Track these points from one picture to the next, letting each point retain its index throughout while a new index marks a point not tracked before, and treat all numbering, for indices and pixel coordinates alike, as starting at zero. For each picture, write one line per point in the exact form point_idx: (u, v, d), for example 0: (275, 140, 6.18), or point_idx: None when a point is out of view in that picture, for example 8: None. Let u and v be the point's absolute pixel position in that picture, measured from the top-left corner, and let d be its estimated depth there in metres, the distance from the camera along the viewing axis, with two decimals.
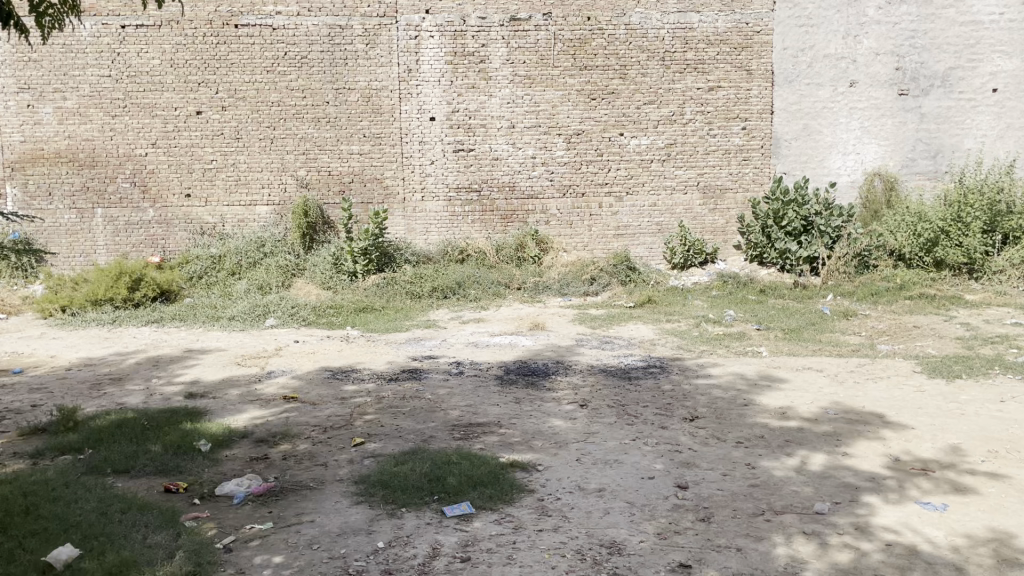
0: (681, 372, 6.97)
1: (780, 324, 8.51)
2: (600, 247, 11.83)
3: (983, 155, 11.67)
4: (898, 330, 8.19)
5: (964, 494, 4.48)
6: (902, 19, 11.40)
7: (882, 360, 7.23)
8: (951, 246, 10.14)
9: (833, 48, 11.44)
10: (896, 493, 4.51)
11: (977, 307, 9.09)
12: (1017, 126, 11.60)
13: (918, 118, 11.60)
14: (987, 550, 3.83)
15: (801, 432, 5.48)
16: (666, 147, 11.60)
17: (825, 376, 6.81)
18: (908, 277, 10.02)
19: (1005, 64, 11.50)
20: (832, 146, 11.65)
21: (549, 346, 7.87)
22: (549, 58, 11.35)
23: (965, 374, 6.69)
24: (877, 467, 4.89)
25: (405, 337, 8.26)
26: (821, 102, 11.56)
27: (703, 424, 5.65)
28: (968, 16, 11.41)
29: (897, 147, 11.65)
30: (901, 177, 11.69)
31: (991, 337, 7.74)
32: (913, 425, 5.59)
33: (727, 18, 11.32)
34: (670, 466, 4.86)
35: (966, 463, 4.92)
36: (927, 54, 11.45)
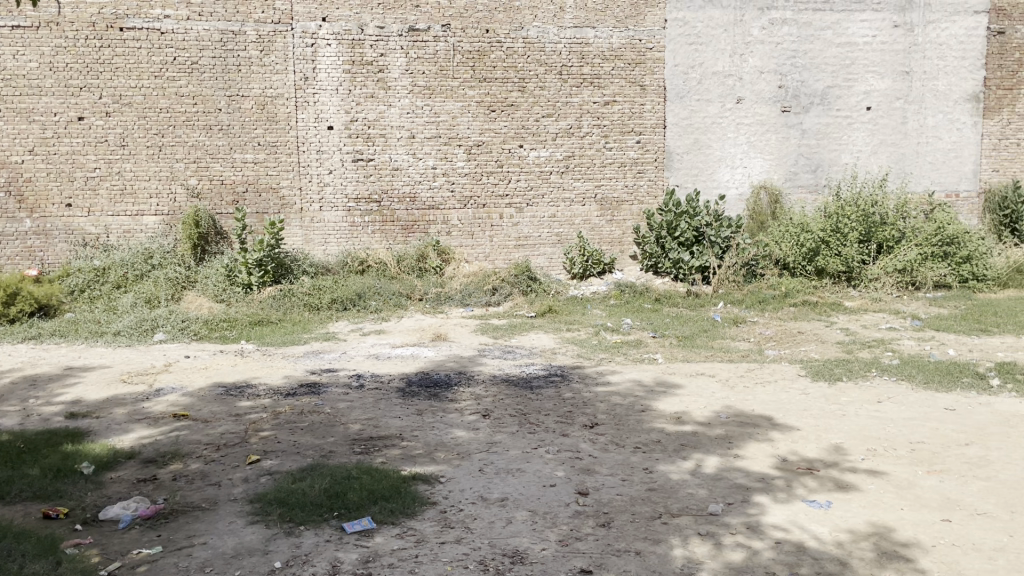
0: (581, 380, 7.09)
1: (674, 331, 8.77)
2: (501, 258, 11.91)
3: (858, 169, 12.40)
4: (784, 336, 8.57)
5: (846, 491, 4.72)
6: (783, 40, 11.99)
7: (769, 364, 7.55)
8: (831, 255, 10.72)
9: (721, 66, 11.92)
10: (785, 493, 4.70)
11: (855, 313, 9.62)
12: (889, 142, 12.40)
13: (800, 134, 12.21)
14: (868, 545, 4.05)
15: (695, 436, 5.65)
16: (565, 159, 11.79)
17: (717, 381, 7.05)
18: (791, 285, 10.52)
19: (878, 84, 12.25)
20: (720, 160, 12.13)
21: (451, 357, 7.87)
22: (448, 69, 11.36)
23: (845, 376, 7.07)
24: (766, 468, 5.10)
25: (303, 350, 8.09)
26: (710, 118, 12.02)
27: (602, 430, 5.76)
28: (845, 38, 12.09)
29: (780, 161, 12.23)
30: (785, 190, 12.28)
31: (868, 341, 8.21)
32: (799, 426, 5.86)
33: (620, 34, 11.62)
34: (571, 473, 4.93)
35: (848, 462, 5.19)
36: (808, 73, 12.09)
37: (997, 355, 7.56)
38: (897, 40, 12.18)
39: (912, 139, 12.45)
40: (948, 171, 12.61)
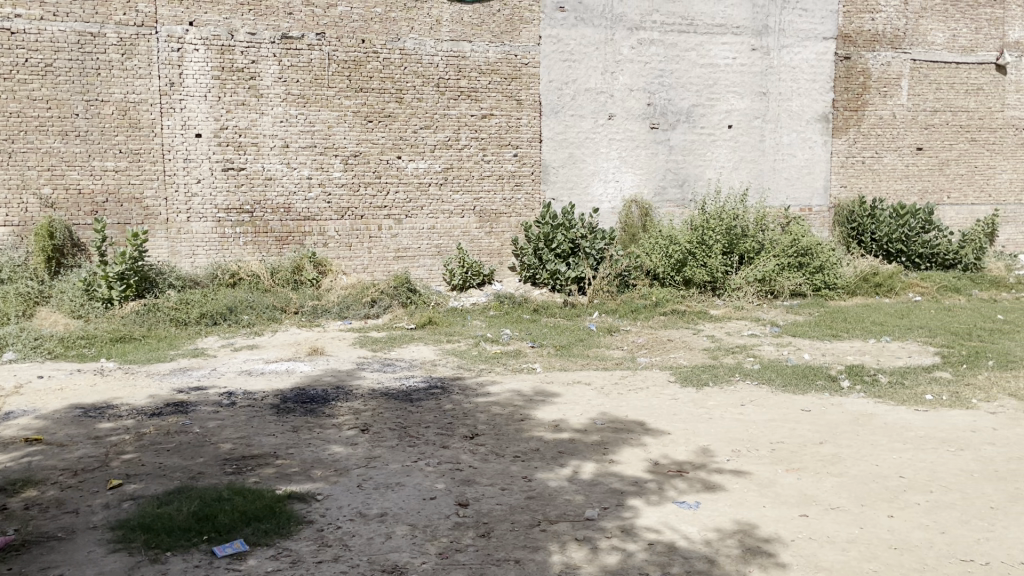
0: (462, 391, 7.10)
1: (552, 341, 8.94)
2: (380, 270, 11.77)
3: (721, 184, 13.05)
4: (655, 344, 8.89)
5: (713, 492, 4.94)
6: (651, 59, 12.48)
7: (640, 371, 7.82)
8: (698, 266, 11.22)
9: (593, 83, 12.27)
10: (657, 495, 4.88)
11: (720, 321, 10.10)
12: (749, 159, 13.12)
13: (667, 150, 12.73)
14: (733, 541, 4.26)
15: (572, 443, 5.78)
16: (443, 171, 11.82)
17: (593, 389, 7.23)
18: (662, 294, 10.91)
19: (738, 103, 12.94)
20: (594, 174, 12.47)
21: (327, 371, 7.72)
22: (322, 78, 11.18)
23: (711, 381, 7.41)
24: (640, 471, 5.27)
25: (170, 368, 7.74)
26: (584, 133, 12.35)
27: (482, 441, 5.79)
28: (707, 59, 12.71)
29: (650, 176, 12.71)
30: (654, 204, 12.77)
31: (732, 347, 8.65)
32: (669, 430, 6.09)
33: (497, 49, 11.78)
34: (451, 484, 4.94)
35: (715, 463, 5.44)
36: (674, 92, 12.63)
37: (847, 358, 8.12)
38: (754, 62, 12.91)
39: (769, 156, 13.22)
40: (802, 187, 13.46)
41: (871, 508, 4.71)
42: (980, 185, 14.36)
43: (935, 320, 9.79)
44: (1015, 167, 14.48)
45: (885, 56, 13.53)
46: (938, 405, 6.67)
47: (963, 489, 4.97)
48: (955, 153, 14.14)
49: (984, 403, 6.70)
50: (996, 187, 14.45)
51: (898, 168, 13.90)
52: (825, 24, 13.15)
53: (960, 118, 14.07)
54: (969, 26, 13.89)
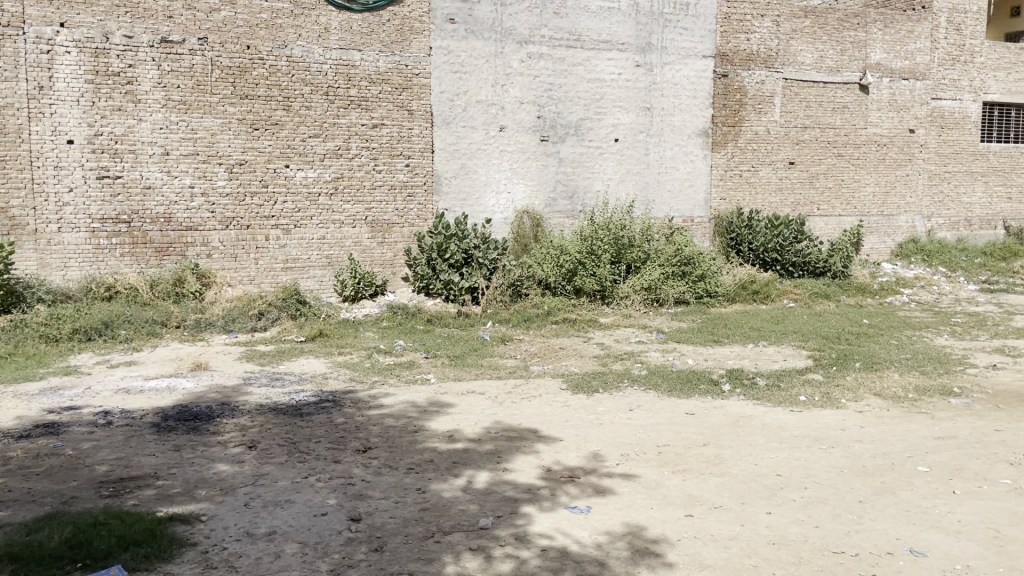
0: (354, 404, 6.99)
1: (445, 351, 8.93)
2: (267, 281, 11.44)
3: (609, 196, 13.39)
4: (547, 352, 9.03)
5: (603, 496, 5.06)
6: (540, 73, 12.70)
7: (533, 380, 7.91)
8: (587, 275, 11.47)
9: (483, 94, 12.37)
10: (549, 501, 4.95)
11: (609, 329, 10.35)
12: (635, 171, 13.53)
13: (557, 162, 12.97)
14: (623, 544, 4.38)
15: (466, 453, 5.79)
16: (333, 181, 11.63)
17: (487, 398, 7.27)
18: (553, 303, 11.08)
19: (624, 118, 13.33)
20: (486, 185, 12.57)
21: (212, 387, 7.43)
22: (205, 84, 10.81)
23: (601, 387, 7.58)
24: (533, 479, 5.34)
25: (38, 387, 7.27)
26: (475, 144, 12.41)
27: (375, 454, 5.73)
28: (594, 74, 13.05)
29: (540, 187, 12.92)
30: (545, 215, 12.98)
31: (621, 354, 8.88)
32: (562, 437, 6.20)
33: (387, 58, 11.72)
34: (343, 499, 4.86)
35: (605, 467, 5.57)
36: (563, 105, 12.89)
37: (728, 363, 8.48)
38: (639, 78, 13.34)
39: (654, 169, 13.67)
40: (685, 199, 14.00)
41: (752, 506, 4.94)
42: (846, 197, 15.30)
43: (807, 324, 10.36)
44: (877, 180, 15.51)
45: (759, 75, 14.25)
46: (810, 405, 7.06)
47: (834, 484, 5.28)
48: (824, 167, 15.02)
49: (852, 402, 7.14)
50: (861, 199, 15.44)
51: (773, 181, 14.64)
52: (704, 43, 13.73)
53: (827, 134, 14.97)
54: (835, 48, 14.80)
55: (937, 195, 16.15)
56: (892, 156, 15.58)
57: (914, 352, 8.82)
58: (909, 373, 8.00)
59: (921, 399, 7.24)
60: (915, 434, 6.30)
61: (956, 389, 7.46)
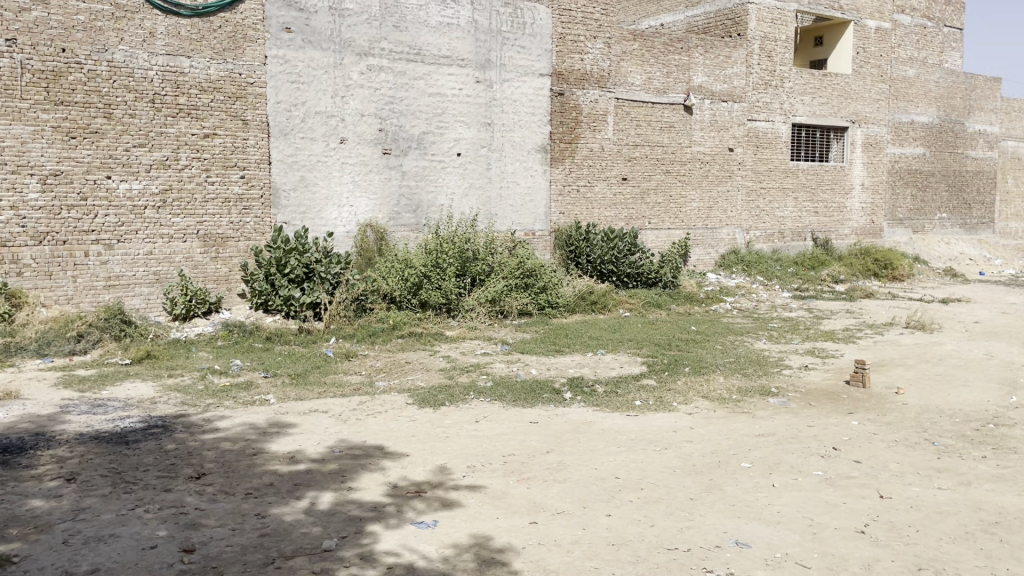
0: (186, 429, 6.61)
1: (286, 370, 8.64)
2: (88, 300, 10.63)
3: (452, 210, 13.48)
4: (392, 367, 8.94)
5: (450, 509, 5.06)
6: (381, 85, 12.62)
7: (379, 396, 7.80)
8: (432, 288, 11.47)
9: (323, 106, 12.14)
10: (395, 518, 4.90)
11: (454, 341, 10.40)
12: (477, 186, 13.70)
13: (400, 176, 12.92)
14: (469, 555, 4.40)
15: (308, 473, 5.63)
16: (161, 193, 11.00)
17: (330, 417, 7.09)
18: (399, 317, 10.99)
19: (465, 132, 13.48)
20: (327, 198, 12.31)
21: (24, 417, 6.81)
22: (13, 88, 9.96)
23: (447, 400, 7.59)
24: (378, 496, 5.26)
25: None
26: (314, 156, 12.14)
27: (210, 480, 5.45)
28: (435, 88, 13.12)
29: (384, 201, 12.81)
30: (389, 229, 12.87)
31: (466, 366, 8.94)
32: (407, 452, 6.15)
33: (219, 66, 11.25)
34: (175, 530, 4.59)
35: (451, 480, 5.57)
36: (404, 119, 12.86)
37: (568, 372, 8.73)
38: (479, 93, 13.54)
39: (496, 184, 13.91)
40: (526, 213, 14.31)
41: (592, 509, 5.10)
42: (675, 212, 16.21)
43: (642, 332, 10.86)
44: (701, 196, 16.53)
45: (593, 94, 14.83)
46: (645, 409, 7.40)
47: (668, 484, 5.55)
48: (654, 183, 15.85)
49: (683, 405, 7.54)
50: (687, 213, 16.39)
51: (608, 196, 15.27)
52: (540, 61, 14.15)
53: (656, 152, 15.80)
54: (661, 70, 15.67)
55: (755, 210, 17.41)
56: (714, 173, 16.66)
57: (737, 356, 9.44)
58: (732, 376, 8.56)
59: (744, 399, 7.76)
60: (739, 432, 6.74)
61: (773, 389, 8.06)
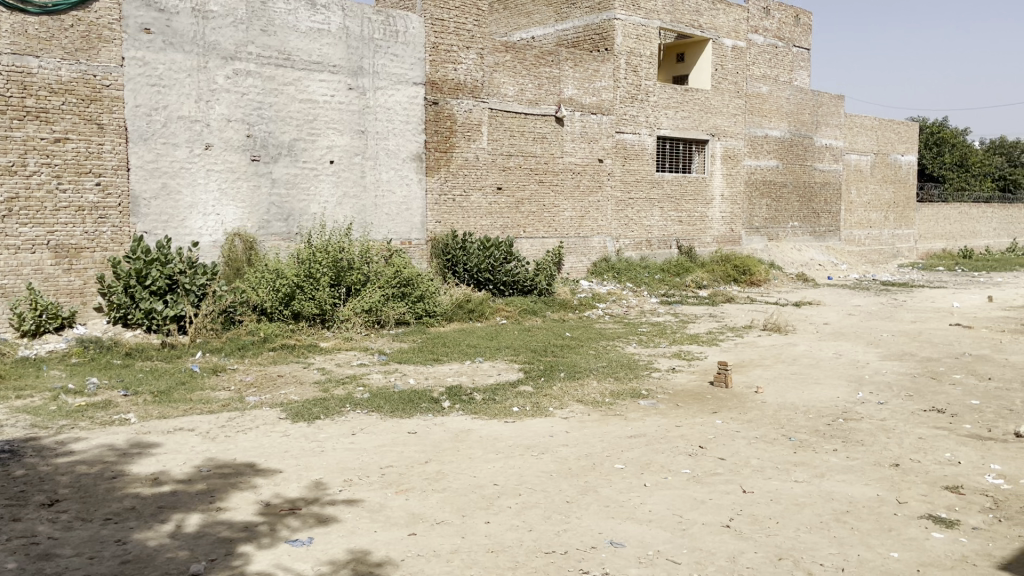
0: (36, 453, 6.16)
1: (148, 387, 8.19)
2: None
3: (325, 219, 13.21)
4: (264, 380, 8.66)
5: (326, 525, 4.95)
6: (248, 90, 12.23)
7: (249, 411, 7.53)
8: (305, 299, 11.19)
9: (186, 110, 11.64)
10: (268, 537, 4.75)
11: (329, 353, 10.19)
12: (351, 194, 13.50)
13: (269, 183, 12.55)
14: (347, 572, 4.32)
15: (175, 495, 5.37)
16: (6, 201, 10.21)
17: (197, 435, 6.79)
18: (270, 330, 10.65)
19: (338, 140, 13.26)
20: (191, 207, 11.80)
21: None
22: None
23: (322, 414, 7.42)
24: (249, 515, 5.09)
25: None
26: (177, 162, 11.61)
27: (65, 507, 5.10)
28: (306, 95, 12.84)
29: (252, 210, 12.40)
30: (258, 238, 12.47)
31: (341, 378, 8.77)
32: (280, 468, 5.97)
33: (70, 67, 10.58)
34: (26, 562, 4.28)
35: (327, 496, 5.46)
36: (274, 125, 12.52)
37: (446, 381, 8.72)
38: (351, 101, 13.36)
39: (371, 192, 13.75)
40: (401, 222, 14.21)
41: (471, 517, 5.12)
42: (548, 221, 16.53)
43: (518, 339, 11.00)
44: (572, 205, 16.93)
45: (467, 104, 14.91)
46: (522, 415, 7.50)
47: (545, 488, 5.65)
48: (528, 193, 16.12)
49: (558, 410, 7.68)
50: (559, 222, 16.75)
51: (483, 205, 15.39)
52: (414, 70, 14.12)
53: (529, 162, 16.07)
54: (533, 82, 15.96)
55: (624, 219, 18.01)
56: (585, 184, 17.12)
57: (610, 360, 9.72)
58: (605, 380, 8.81)
59: (616, 402, 7.99)
60: (612, 434, 6.94)
61: (644, 392, 8.36)
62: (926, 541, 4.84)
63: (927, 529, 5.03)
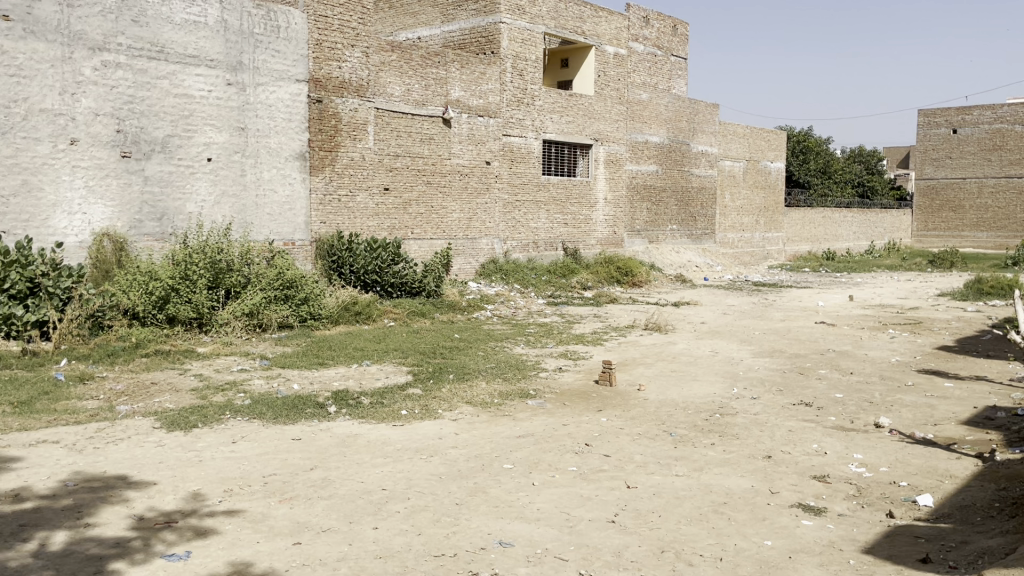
0: None
1: (5, 397, 7.62)
2: None
3: (202, 218, 12.68)
4: (137, 388, 8.23)
5: (205, 537, 4.76)
6: (118, 83, 11.58)
7: (121, 421, 7.14)
8: (181, 302, 10.70)
9: (49, 103, 10.91)
10: (142, 553, 4.52)
11: (207, 359, 9.78)
12: (230, 193, 13.01)
13: (142, 181, 11.93)
14: None
15: (38, 512, 5.02)
16: None
17: (62, 447, 6.37)
18: (143, 335, 10.10)
19: (215, 137, 12.76)
20: (55, 205, 11.07)
21: None
22: None
23: (200, 422, 7.12)
24: (121, 530, 4.82)
25: None
26: (39, 158, 10.87)
27: None
28: (181, 89, 12.29)
29: (123, 208, 11.76)
30: (130, 238, 11.83)
31: (221, 385, 8.44)
32: (155, 480, 5.69)
33: None
34: None
35: (206, 507, 5.24)
36: (146, 120, 11.91)
37: (332, 385, 8.55)
38: (230, 97, 12.89)
39: (251, 191, 13.30)
40: (284, 222, 13.82)
41: (359, 523, 5.04)
42: (435, 222, 16.49)
43: (406, 342, 10.89)
44: (460, 207, 16.96)
45: (352, 103, 14.68)
46: (411, 418, 7.44)
47: (434, 491, 5.63)
48: (415, 194, 16.02)
49: (447, 412, 7.67)
50: (447, 223, 16.74)
51: (369, 206, 15.18)
52: (296, 67, 13.76)
53: (416, 163, 15.98)
54: (420, 83, 15.88)
55: (511, 221, 18.19)
56: (473, 186, 17.18)
57: (498, 361, 9.80)
58: (494, 380, 8.86)
59: (505, 402, 8.06)
60: (500, 434, 6.99)
61: (532, 392, 8.46)
62: (798, 529, 5.12)
63: (797, 517, 5.32)
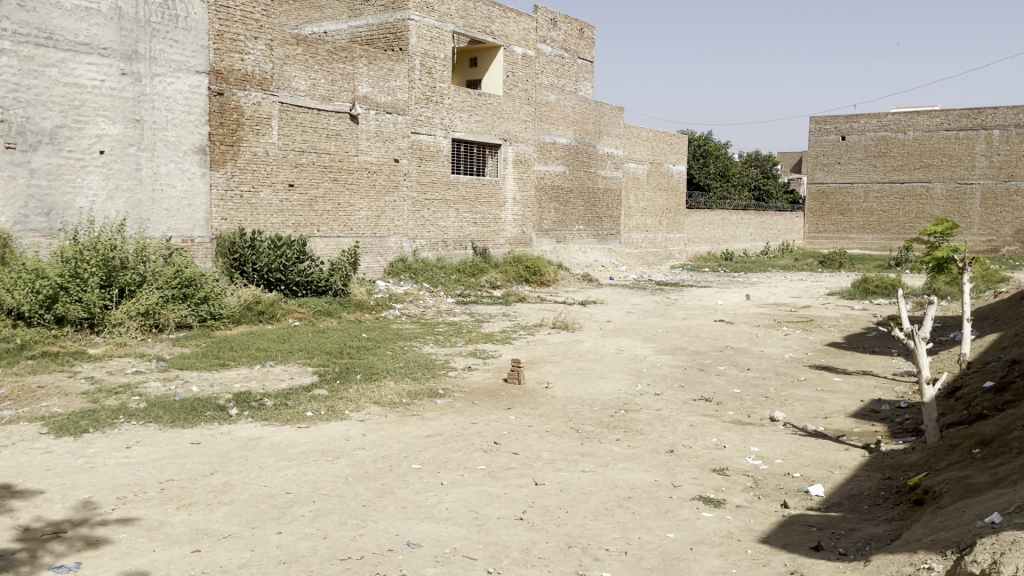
0: None
1: None
2: None
3: (94, 213, 12.08)
4: (22, 392, 7.78)
5: (98, 547, 4.54)
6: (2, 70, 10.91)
7: (4, 427, 6.73)
8: (71, 301, 10.16)
9: None
10: (28, 566, 4.28)
11: (100, 361, 9.33)
12: (124, 187, 12.44)
13: (28, 174, 11.28)
14: None
15: None
16: None
17: None
18: (28, 335, 9.54)
19: (109, 129, 12.17)
20: None
21: None
22: None
23: (92, 427, 6.79)
24: (5, 543, 4.55)
25: None
26: None
27: None
28: (72, 78, 11.68)
29: (7, 202, 11.08)
30: (14, 234, 11.15)
31: (115, 388, 8.06)
32: (42, 488, 5.40)
33: None
34: None
35: (97, 516, 5.00)
36: (32, 109, 11.27)
37: (234, 387, 8.29)
38: (125, 87, 12.33)
39: (147, 186, 12.76)
40: (182, 218, 13.31)
41: (261, 528, 4.91)
42: (342, 220, 16.23)
43: (311, 342, 10.67)
44: (368, 205, 16.74)
45: (255, 96, 14.28)
46: (317, 419, 7.30)
47: (340, 493, 5.54)
48: (321, 191, 15.71)
49: (354, 413, 7.56)
50: (354, 221, 16.49)
51: (273, 203, 14.81)
52: (196, 58, 13.28)
53: (322, 159, 15.67)
54: (326, 78, 15.59)
55: (420, 220, 18.07)
56: (381, 183, 16.97)
57: (406, 361, 9.72)
58: (402, 380, 8.80)
59: (413, 402, 8.01)
60: (409, 435, 6.94)
61: (440, 391, 8.43)
62: (698, 521, 5.29)
63: (698, 509, 5.49)
